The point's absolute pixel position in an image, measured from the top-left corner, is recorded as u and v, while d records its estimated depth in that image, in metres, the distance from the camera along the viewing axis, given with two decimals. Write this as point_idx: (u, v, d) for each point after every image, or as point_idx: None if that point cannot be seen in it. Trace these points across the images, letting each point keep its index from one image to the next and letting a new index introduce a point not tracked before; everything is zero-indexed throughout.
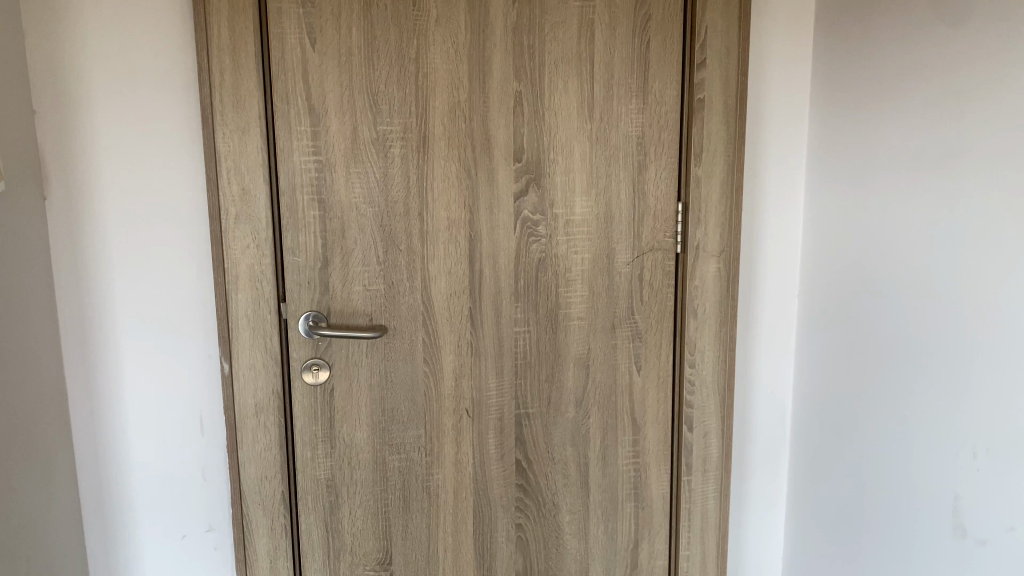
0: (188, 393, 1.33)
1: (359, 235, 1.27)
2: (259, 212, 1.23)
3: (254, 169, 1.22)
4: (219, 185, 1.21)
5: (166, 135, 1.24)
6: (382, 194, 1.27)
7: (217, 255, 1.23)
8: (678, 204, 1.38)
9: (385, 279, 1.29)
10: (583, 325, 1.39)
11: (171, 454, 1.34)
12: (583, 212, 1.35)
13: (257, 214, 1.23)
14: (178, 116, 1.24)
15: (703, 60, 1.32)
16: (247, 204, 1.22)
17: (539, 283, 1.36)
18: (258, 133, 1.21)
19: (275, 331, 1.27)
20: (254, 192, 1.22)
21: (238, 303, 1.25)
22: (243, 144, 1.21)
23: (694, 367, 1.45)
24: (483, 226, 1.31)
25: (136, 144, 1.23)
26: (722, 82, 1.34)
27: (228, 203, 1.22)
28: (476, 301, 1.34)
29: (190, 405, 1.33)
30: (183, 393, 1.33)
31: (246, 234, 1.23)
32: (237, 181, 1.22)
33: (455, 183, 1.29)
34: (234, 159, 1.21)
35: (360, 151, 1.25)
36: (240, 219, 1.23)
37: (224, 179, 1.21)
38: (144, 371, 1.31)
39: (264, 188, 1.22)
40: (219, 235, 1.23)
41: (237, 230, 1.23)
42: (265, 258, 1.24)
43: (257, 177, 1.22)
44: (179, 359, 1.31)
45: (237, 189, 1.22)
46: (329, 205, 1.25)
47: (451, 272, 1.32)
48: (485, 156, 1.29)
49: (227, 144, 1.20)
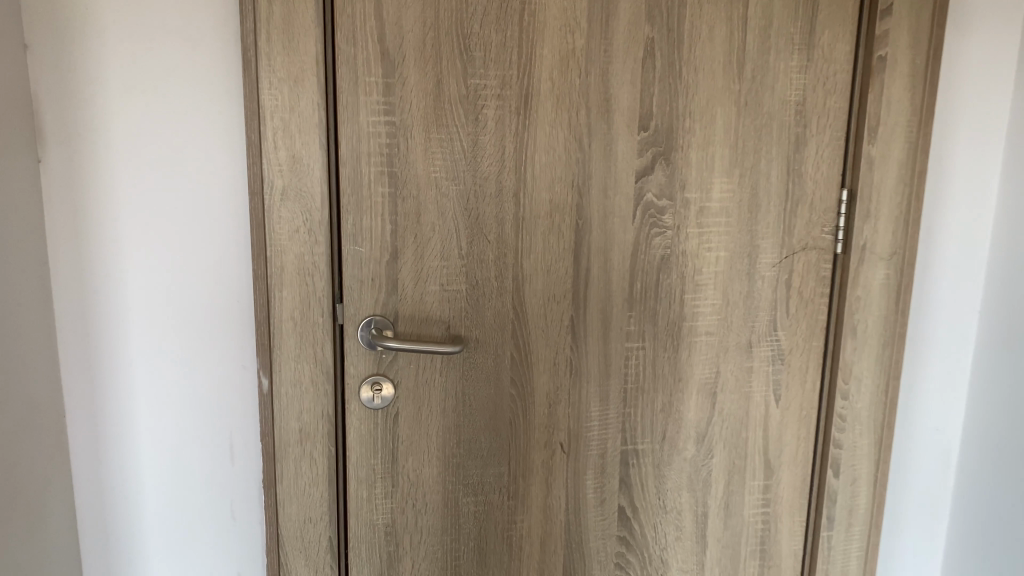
0: (218, 409, 1.05)
1: (437, 221, 0.99)
2: (312, 187, 0.96)
3: (308, 130, 0.94)
4: (263, 150, 0.94)
5: (196, 81, 0.96)
6: (469, 168, 0.98)
7: (258, 239, 0.97)
8: (842, 191, 1.08)
9: (468, 278, 1.01)
10: (711, 341, 1.10)
11: (195, 484, 1.07)
12: (721, 197, 1.05)
13: (310, 189, 0.96)
14: (209, 59, 0.96)
15: (890, 5, 1.01)
16: (298, 176, 0.95)
17: (660, 288, 1.07)
18: (315, 83, 0.93)
19: (329, 339, 1.00)
20: (307, 160, 0.95)
21: (282, 301, 0.98)
22: (295, 97, 0.93)
23: (846, 400, 1.14)
24: (594, 214, 1.02)
25: (159, 91, 0.96)
26: (912, 34, 1.02)
27: (274, 173, 0.95)
28: (581, 309, 1.05)
29: (219, 425, 1.06)
30: (212, 408, 1.05)
31: (297, 215, 0.96)
32: (286, 144, 0.94)
33: (562, 156, 1.00)
34: (282, 116, 0.94)
35: (443, 112, 0.96)
36: (288, 194, 0.96)
37: (270, 142, 0.94)
38: (163, 381, 1.04)
39: (320, 157, 0.95)
40: (261, 214, 0.96)
41: (283, 209, 0.96)
42: (319, 246, 0.97)
43: (311, 140, 0.94)
44: (208, 366, 1.04)
45: (285, 156, 0.95)
46: (401, 180, 0.97)
47: (551, 270, 1.03)
48: (602, 121, 1.00)
49: (274, 97, 0.93)
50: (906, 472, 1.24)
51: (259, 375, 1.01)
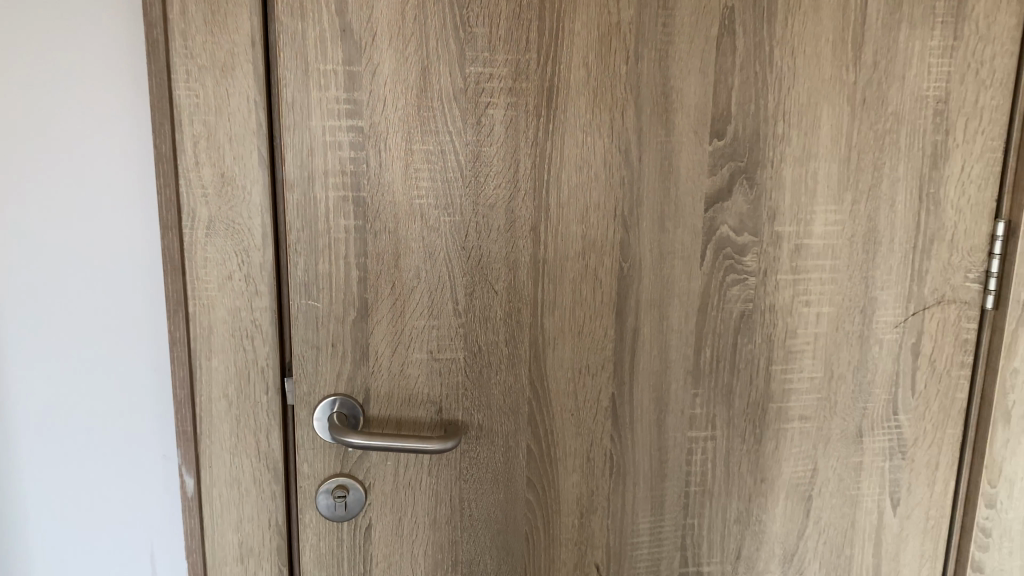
0: (138, 448, 0.80)
1: (423, 265, 0.70)
2: (250, 219, 0.69)
3: (242, 140, 0.67)
4: (179, 168, 0.67)
5: (81, 33, 0.72)
6: (468, 193, 0.69)
7: (176, 290, 0.69)
8: (998, 223, 0.77)
9: (467, 345, 0.72)
10: (806, 429, 0.81)
11: (116, 544, 0.82)
12: (824, 232, 0.75)
13: (246, 222, 0.69)
14: (103, 52, 0.72)
15: None
16: (230, 204, 0.68)
17: (736, 357, 0.77)
18: (249, 72, 0.66)
19: (278, 425, 0.73)
20: (242, 182, 0.68)
21: (212, 374, 0.71)
22: (222, 94, 0.66)
23: (993, 508, 0.83)
24: (646, 255, 0.73)
25: (35, 39, 0.72)
26: None
27: (196, 199, 0.68)
28: (626, 386, 0.76)
29: (141, 465, 0.80)
30: (129, 448, 0.80)
31: (228, 258, 0.69)
32: (211, 159, 0.67)
33: (602, 175, 0.70)
34: (204, 119, 0.66)
35: (431, 114, 0.67)
36: (215, 228, 0.69)
37: (188, 156, 0.67)
38: (67, 421, 0.79)
39: (258, 174, 0.68)
40: (180, 256, 0.69)
41: (208, 249, 0.69)
42: (261, 300, 0.70)
43: (247, 153, 0.67)
44: (121, 411, 0.79)
45: (211, 176, 0.68)
46: (372, 211, 0.69)
47: (584, 334, 0.74)
48: (659, 127, 0.70)
49: (192, 93, 0.66)
50: None
51: (182, 471, 0.73)
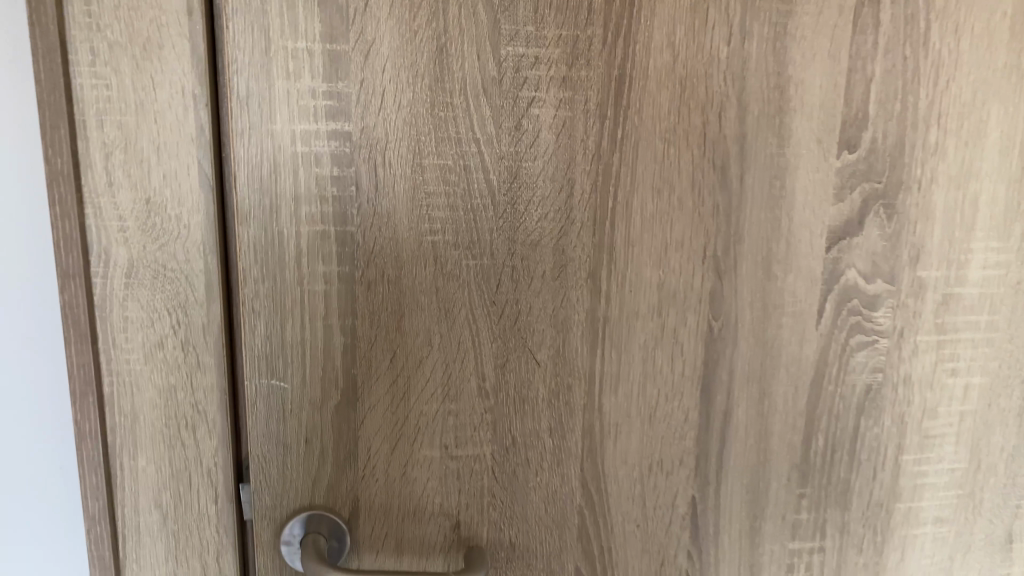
0: None
1: (437, 329, 0.50)
2: (189, 263, 0.48)
3: (175, 149, 0.46)
4: (83, 189, 0.46)
5: None
6: (502, 227, 0.48)
7: (84, 364, 0.48)
8: None
9: (496, 436, 0.52)
10: (942, 535, 0.61)
11: None
12: (983, 279, 0.55)
13: (183, 267, 0.48)
14: None
15: None
16: (160, 241, 0.47)
17: (856, 444, 0.57)
18: (184, 53, 0.45)
19: (233, 546, 0.52)
20: (175, 210, 0.47)
21: (139, 478, 0.51)
22: (144, 83, 0.45)
23: None
24: (745, 313, 0.53)
25: None
26: None
27: (109, 235, 0.47)
28: (711, 487, 0.56)
29: None
30: None
31: (159, 318, 0.48)
32: (131, 177, 0.46)
33: (690, 202, 0.50)
34: (119, 119, 0.46)
35: (450, 114, 0.46)
36: (139, 277, 0.48)
37: (97, 173, 0.46)
38: None
39: (199, 200, 0.47)
40: (87, 316, 0.48)
41: (129, 305, 0.48)
42: (206, 376, 0.49)
43: (182, 169, 0.47)
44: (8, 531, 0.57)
45: (130, 201, 0.47)
46: (364, 254, 0.47)
47: (657, 418, 0.54)
48: (771, 133, 0.50)
49: (100, 81, 0.45)
50: None
51: None
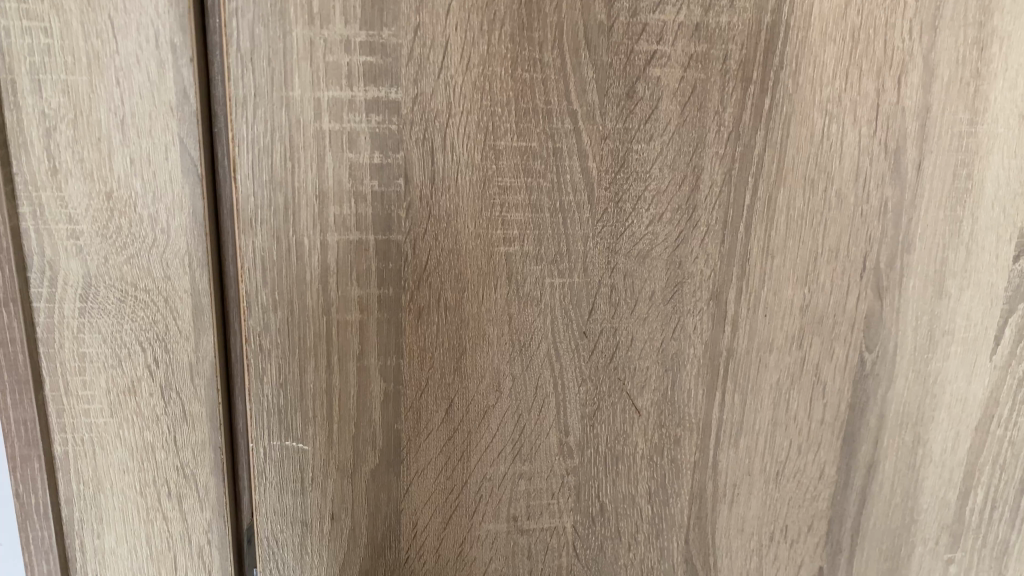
0: None
1: (509, 370, 0.37)
2: (169, 281, 0.33)
3: (147, 124, 0.31)
4: (15, 177, 0.31)
5: None
6: (601, 233, 0.35)
7: (25, 416, 0.34)
8: None
9: (579, 505, 0.40)
10: None
11: None
12: None
13: (161, 288, 0.33)
14: None
15: None
16: (127, 253, 0.32)
17: (1021, 497, 0.45)
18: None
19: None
20: (148, 208, 0.32)
21: (107, 561, 0.37)
22: (100, 29, 0.30)
23: None
24: (906, 341, 0.40)
25: None
26: None
27: (56, 246, 0.32)
28: (842, 556, 0.44)
29: None
30: None
31: (129, 354, 0.34)
32: (86, 160, 0.31)
33: (850, 198, 0.37)
34: (66, 82, 0.30)
35: (539, 76, 0.33)
36: (99, 300, 0.33)
37: (36, 157, 0.31)
38: None
39: (179, 196, 0.32)
40: (28, 357, 0.33)
41: (87, 338, 0.34)
42: (194, 430, 0.35)
43: (158, 151, 0.32)
44: None
45: (85, 199, 0.32)
46: (415, 272, 0.34)
47: (785, 476, 0.42)
48: (962, 104, 0.37)
49: (37, 27, 0.30)
50: None
51: None
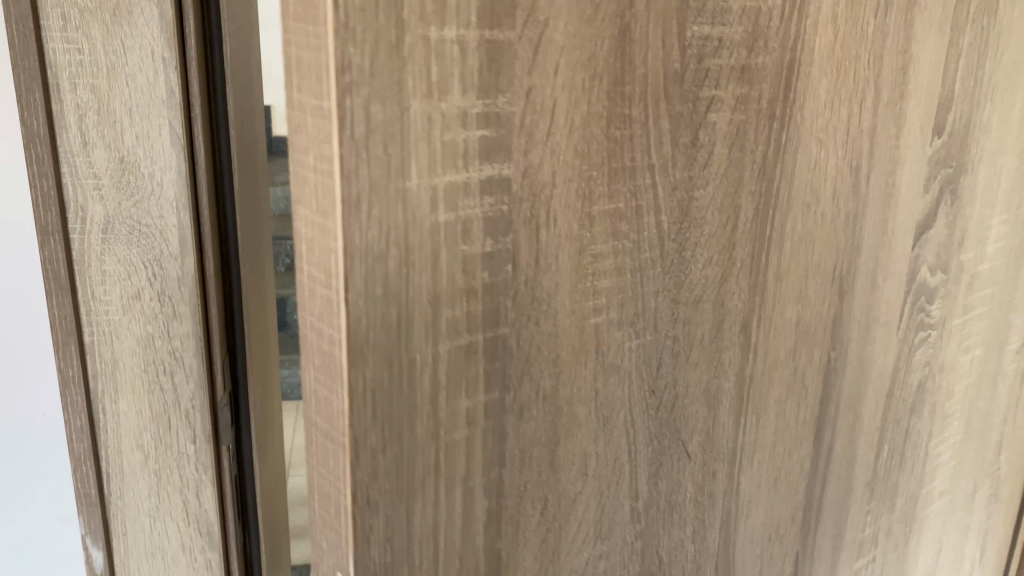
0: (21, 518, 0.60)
1: (593, 449, 0.33)
2: (162, 217, 0.49)
3: (145, 109, 0.47)
4: (56, 144, 0.47)
5: None
6: (668, 283, 0.34)
7: (64, 313, 0.50)
8: None
9: (644, 566, 0.38)
10: (940, 504, 0.61)
11: None
12: (993, 252, 0.54)
13: (157, 223, 0.49)
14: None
15: None
16: (133, 199, 0.48)
17: (904, 444, 0.53)
18: (154, 18, 0.45)
19: (212, 481, 0.54)
20: (148, 167, 0.48)
21: (121, 422, 0.53)
22: (113, 46, 0.45)
23: None
24: (856, 332, 0.45)
25: None
26: None
27: (82, 189, 0.48)
28: (809, 536, 0.48)
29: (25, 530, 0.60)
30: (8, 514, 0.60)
31: (135, 272, 0.50)
32: (103, 135, 0.47)
33: (828, 214, 0.40)
34: (92, 83, 0.46)
35: (626, 132, 0.30)
36: (114, 230, 0.49)
37: (71, 133, 0.47)
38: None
39: (170, 156, 0.48)
40: (66, 267, 0.49)
41: (106, 257, 0.49)
42: (181, 324, 0.51)
43: (153, 129, 0.47)
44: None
45: (103, 159, 0.47)
46: (520, 368, 0.30)
47: (779, 480, 0.44)
48: (891, 124, 0.41)
49: (73, 46, 0.45)
50: None
51: (86, 545, 0.56)
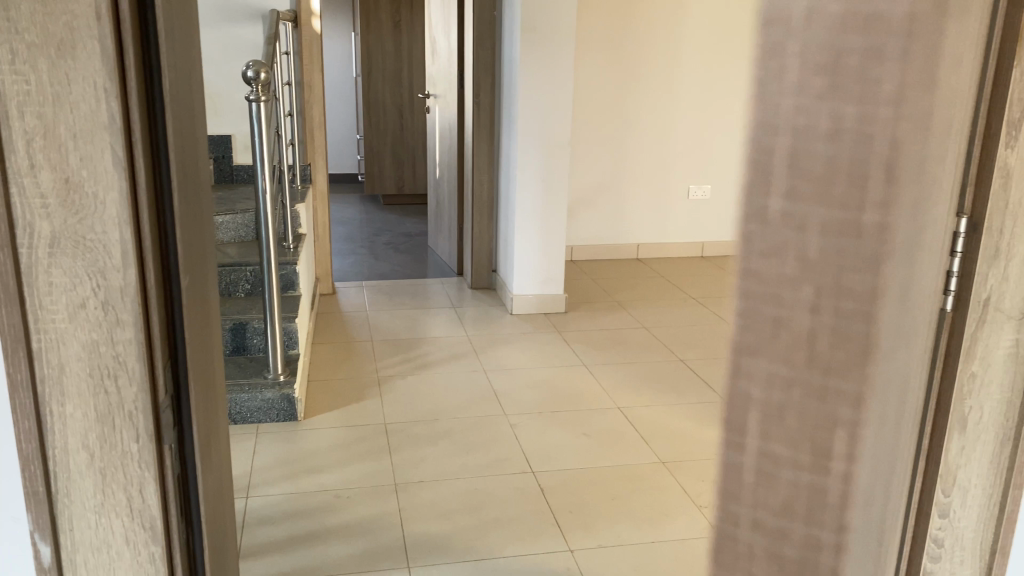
0: None
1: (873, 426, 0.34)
2: (105, 233, 0.59)
3: (90, 141, 0.58)
4: (6, 168, 0.58)
5: None
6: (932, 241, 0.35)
7: (12, 323, 0.61)
8: None
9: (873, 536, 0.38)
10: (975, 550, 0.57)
11: None
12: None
13: (102, 238, 0.59)
14: None
15: None
16: (79, 216, 0.59)
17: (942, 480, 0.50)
18: (97, 62, 0.56)
19: (153, 480, 0.66)
20: (92, 187, 0.58)
21: (68, 424, 0.63)
22: (61, 83, 0.56)
23: None
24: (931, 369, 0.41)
25: None
26: None
27: (31, 208, 0.59)
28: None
29: None
30: None
31: (80, 282, 0.60)
32: (51, 161, 0.58)
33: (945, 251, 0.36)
34: (40, 113, 0.57)
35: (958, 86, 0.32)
36: (62, 244, 0.59)
37: (20, 158, 0.58)
38: None
39: (111, 178, 0.59)
40: (14, 281, 0.60)
41: (53, 268, 0.60)
42: (123, 330, 0.61)
43: (96, 156, 0.58)
44: None
45: (50, 181, 0.58)
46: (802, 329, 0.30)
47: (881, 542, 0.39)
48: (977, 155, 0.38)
49: (25, 82, 0.56)
50: None
51: (35, 541, 0.66)
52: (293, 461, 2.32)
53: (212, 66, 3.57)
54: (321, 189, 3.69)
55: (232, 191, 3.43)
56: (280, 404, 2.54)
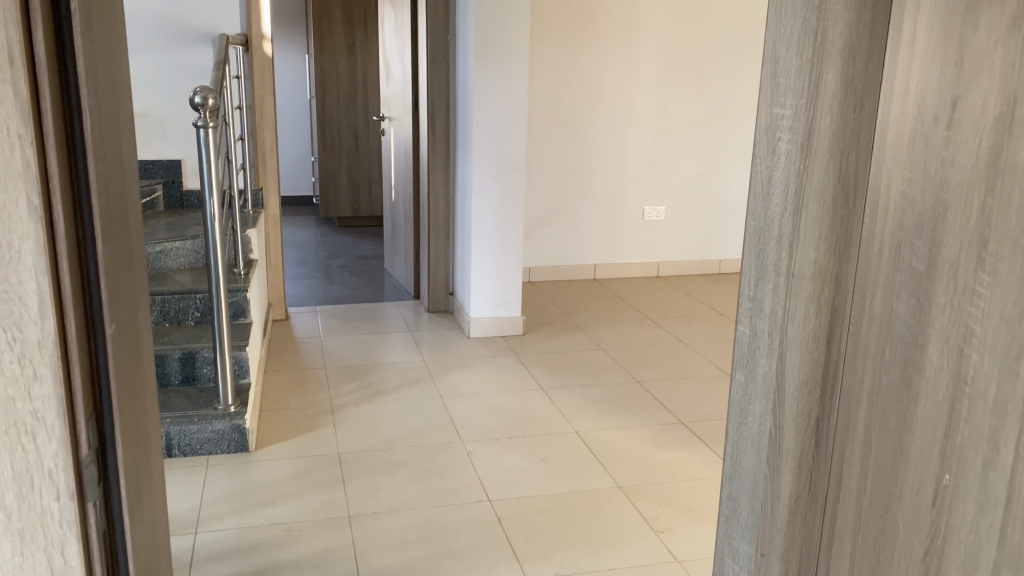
0: None
1: None
2: (18, 282, 0.55)
3: (2, 185, 0.53)
4: None
5: None
6: None
7: None
8: (888, 241, 0.72)
9: None
10: None
11: None
12: None
13: (15, 289, 0.55)
14: None
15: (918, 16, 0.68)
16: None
17: None
18: (14, 105, 0.53)
19: (76, 539, 0.61)
20: (5, 235, 0.54)
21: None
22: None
23: (854, 524, 0.79)
24: None
25: None
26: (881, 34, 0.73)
27: None
28: None
29: None
30: None
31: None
32: None
33: None
34: None
35: None
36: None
37: None
38: None
39: (26, 226, 0.55)
40: None
41: None
42: (40, 384, 0.57)
43: (8, 203, 0.54)
44: None
45: None
46: None
47: None
48: None
49: None
50: (748, 545, 0.95)
51: None
52: (244, 494, 2.27)
53: (160, 90, 3.51)
54: (274, 214, 3.64)
55: (182, 216, 3.37)
56: (232, 435, 2.49)
